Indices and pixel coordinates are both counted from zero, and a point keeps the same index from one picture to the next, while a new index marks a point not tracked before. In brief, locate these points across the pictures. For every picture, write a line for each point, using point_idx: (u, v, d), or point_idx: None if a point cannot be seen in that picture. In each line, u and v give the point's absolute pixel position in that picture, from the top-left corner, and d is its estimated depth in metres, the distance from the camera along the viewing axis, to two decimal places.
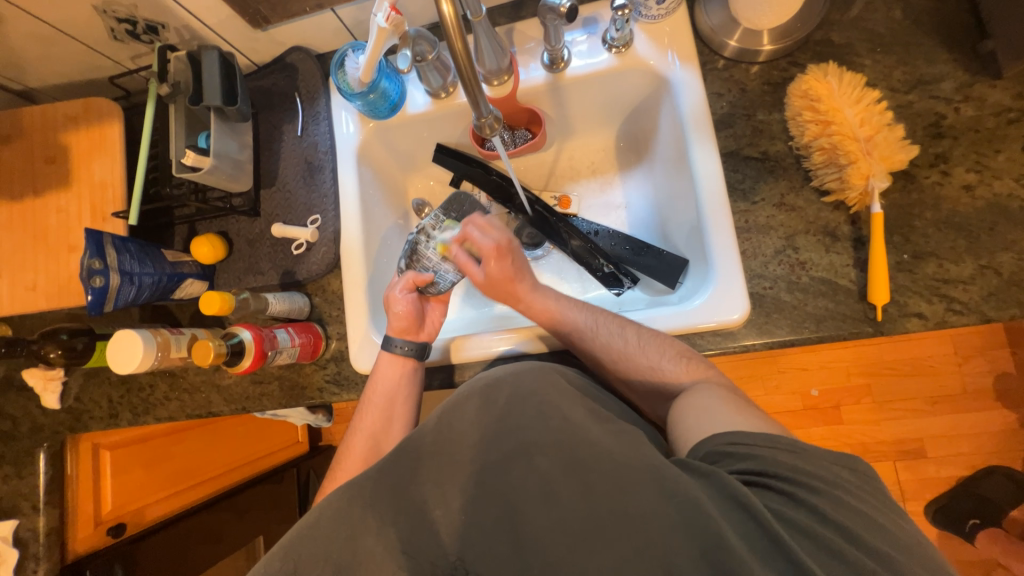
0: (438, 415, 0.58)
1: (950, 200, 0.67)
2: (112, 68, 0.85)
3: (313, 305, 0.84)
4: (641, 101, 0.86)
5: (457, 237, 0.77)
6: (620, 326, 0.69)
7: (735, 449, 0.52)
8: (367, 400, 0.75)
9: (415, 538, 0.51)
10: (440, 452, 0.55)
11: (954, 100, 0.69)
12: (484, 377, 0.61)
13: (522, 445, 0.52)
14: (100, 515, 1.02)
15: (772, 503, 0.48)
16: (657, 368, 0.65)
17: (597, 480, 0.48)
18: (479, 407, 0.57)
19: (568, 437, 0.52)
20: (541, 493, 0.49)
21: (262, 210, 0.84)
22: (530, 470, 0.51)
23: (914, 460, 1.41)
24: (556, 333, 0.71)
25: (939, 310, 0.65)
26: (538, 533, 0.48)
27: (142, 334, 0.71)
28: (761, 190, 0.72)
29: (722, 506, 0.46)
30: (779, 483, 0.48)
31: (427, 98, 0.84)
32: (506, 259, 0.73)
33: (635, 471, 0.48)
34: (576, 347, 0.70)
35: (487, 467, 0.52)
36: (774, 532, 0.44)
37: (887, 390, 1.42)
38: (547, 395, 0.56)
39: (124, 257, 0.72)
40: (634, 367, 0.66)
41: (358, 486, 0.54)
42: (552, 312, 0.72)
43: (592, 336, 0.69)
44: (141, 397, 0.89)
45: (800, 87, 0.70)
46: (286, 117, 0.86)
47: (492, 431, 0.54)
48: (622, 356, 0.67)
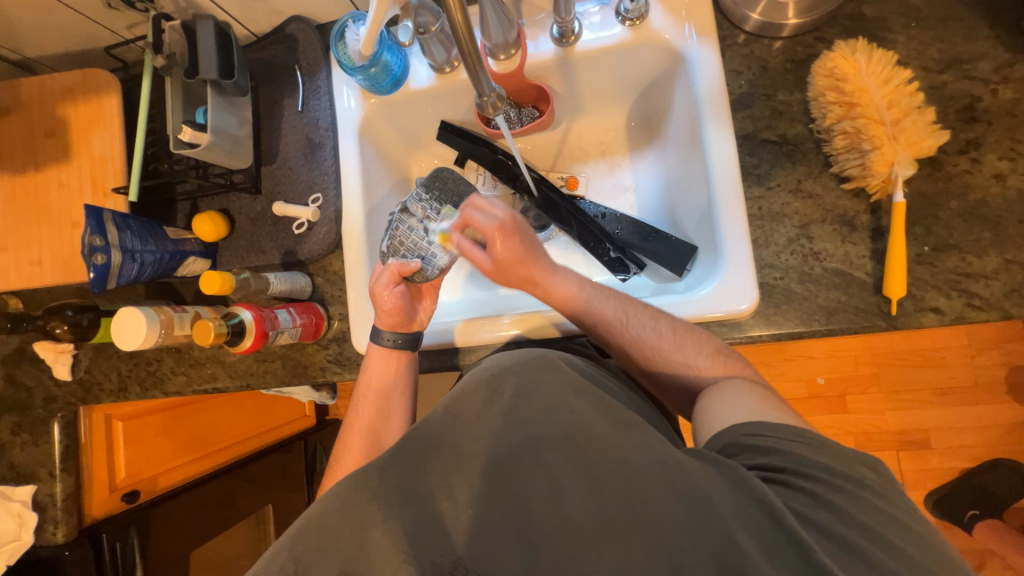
0: (444, 406, 0.57)
1: (978, 189, 0.63)
2: (108, 37, 0.82)
3: (314, 285, 0.83)
4: (655, 79, 0.82)
5: (457, 223, 0.69)
6: (654, 318, 0.65)
7: (756, 441, 0.51)
8: (362, 394, 0.75)
9: (422, 529, 0.49)
10: (446, 445, 0.54)
11: (991, 81, 0.64)
12: (489, 367, 0.60)
13: (529, 440, 0.51)
14: (115, 482, 1.06)
15: (790, 500, 0.47)
16: (690, 365, 0.63)
17: (606, 477, 0.48)
18: (486, 399, 0.56)
19: (578, 433, 0.51)
20: (551, 490, 0.49)
21: (263, 188, 0.83)
22: (538, 464, 0.50)
23: (917, 451, 1.40)
24: (585, 325, 0.68)
25: (958, 306, 0.63)
26: (548, 529, 0.47)
27: (145, 313, 0.71)
28: (777, 175, 0.69)
29: (738, 505, 0.45)
30: (799, 480, 0.48)
31: (430, 72, 0.81)
32: (513, 239, 0.65)
33: (646, 469, 0.48)
34: (605, 337, 0.67)
35: (494, 460, 0.51)
36: (793, 532, 0.44)
37: (895, 380, 1.40)
38: (556, 389, 0.55)
39: (126, 234, 0.72)
40: (667, 365, 0.64)
41: (363, 477, 0.53)
42: (579, 303, 0.67)
43: (625, 330, 0.66)
44: (148, 371, 0.90)
45: (825, 66, 0.66)
46: (286, 91, 0.84)
47: (499, 423, 0.54)
48: (656, 353, 0.64)
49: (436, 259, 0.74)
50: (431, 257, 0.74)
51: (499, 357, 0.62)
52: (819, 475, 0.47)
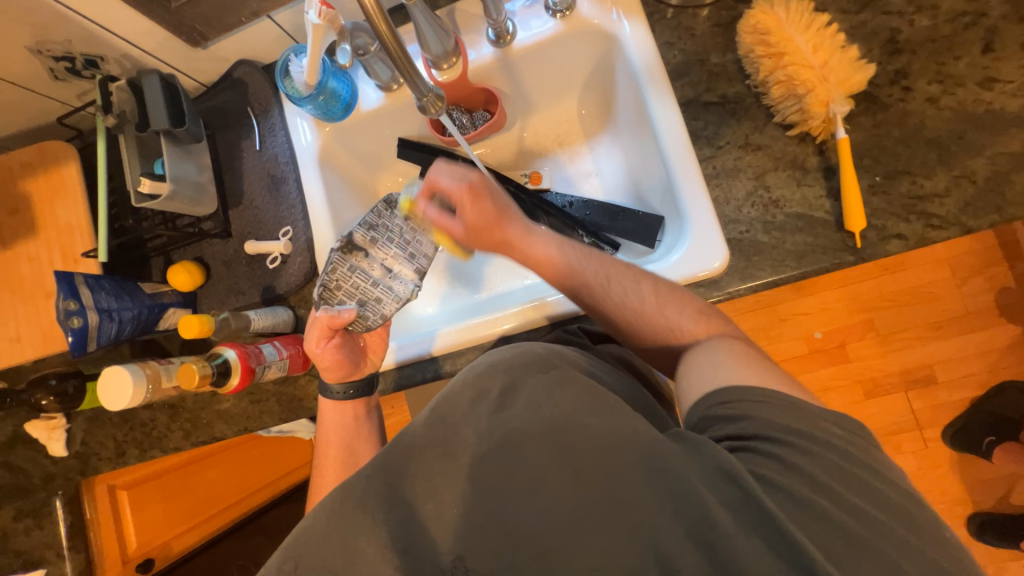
0: (429, 411, 0.55)
1: (916, 115, 0.66)
2: (60, 109, 0.84)
3: (298, 317, 0.83)
4: (595, 65, 0.85)
5: (425, 189, 0.69)
6: (636, 281, 0.64)
7: (723, 409, 0.52)
8: (323, 452, 0.73)
9: (411, 534, 0.48)
10: (432, 445, 0.52)
11: (907, 12, 0.67)
12: (476, 366, 0.59)
13: (508, 438, 0.50)
14: (127, 553, 1.08)
15: (763, 466, 0.47)
16: (672, 327, 0.62)
17: (582, 471, 0.48)
18: (473, 397, 0.54)
19: (556, 429, 0.50)
20: (530, 488, 0.48)
21: (233, 230, 0.84)
22: (519, 466, 0.49)
23: (925, 388, 1.41)
24: (561, 287, 0.67)
25: (919, 228, 0.64)
26: (529, 525, 0.47)
27: (131, 369, 0.71)
28: (725, 134, 0.71)
29: (707, 476, 0.46)
30: (762, 445, 0.48)
31: (379, 93, 0.83)
32: (482, 199, 0.66)
33: (623, 456, 0.47)
34: (587, 300, 0.66)
35: (479, 458, 0.50)
36: (760, 500, 0.44)
37: (890, 321, 1.41)
38: (537, 386, 0.54)
39: (101, 295, 0.72)
40: (648, 326, 0.63)
41: (349, 487, 0.51)
42: (556, 263, 0.66)
43: (605, 292, 0.64)
44: (144, 432, 0.89)
45: (749, 23, 0.69)
46: (242, 133, 0.85)
47: (484, 422, 0.52)
48: (638, 314, 0.63)
49: (378, 306, 0.72)
50: (373, 303, 0.72)
51: (493, 352, 0.61)
52: (797, 431, 0.48)
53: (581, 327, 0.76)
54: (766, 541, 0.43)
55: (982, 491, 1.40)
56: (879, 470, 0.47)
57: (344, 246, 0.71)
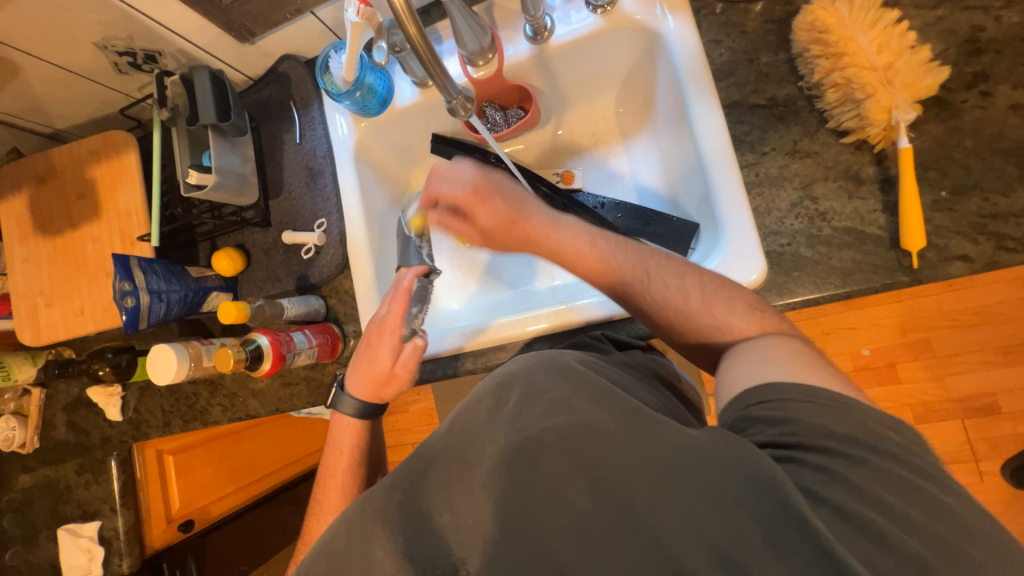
0: (449, 421, 0.55)
1: (994, 123, 0.59)
2: (123, 100, 0.89)
3: (328, 306, 0.86)
4: (635, 63, 0.82)
5: (427, 202, 0.74)
6: (678, 276, 0.61)
7: (772, 411, 0.48)
8: (327, 470, 0.73)
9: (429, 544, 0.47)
10: (452, 457, 0.52)
11: (994, 8, 0.60)
12: (495, 376, 0.58)
13: (526, 443, 0.49)
14: (170, 513, 1.15)
15: (808, 480, 0.44)
16: (720, 324, 0.58)
17: (603, 476, 0.46)
18: (491, 405, 0.54)
19: (578, 430, 0.48)
20: (549, 496, 0.46)
21: (272, 220, 0.88)
22: (538, 473, 0.47)
23: (984, 418, 1.30)
24: (597, 283, 0.65)
25: (988, 251, 0.58)
26: (548, 535, 0.45)
27: (175, 348, 0.76)
28: (771, 139, 0.67)
29: (736, 493, 0.43)
30: (813, 456, 0.45)
31: (414, 88, 0.84)
32: (489, 200, 0.70)
33: (646, 463, 0.45)
34: (626, 298, 0.64)
35: (495, 469, 0.49)
36: (805, 520, 0.41)
37: (949, 343, 1.30)
38: (557, 391, 0.52)
39: (152, 277, 0.77)
40: (694, 325, 0.59)
41: (369, 499, 0.51)
42: (591, 258, 0.65)
43: (647, 284, 0.62)
44: (188, 405, 0.95)
45: (806, 20, 0.63)
46: (284, 126, 0.88)
47: (502, 428, 0.51)
48: (682, 312, 0.59)
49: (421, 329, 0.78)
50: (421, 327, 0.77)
51: (516, 361, 0.60)
52: (841, 446, 0.45)
53: (606, 333, 0.72)
54: (807, 565, 0.40)
55: None
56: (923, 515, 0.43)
57: (428, 279, 0.74)
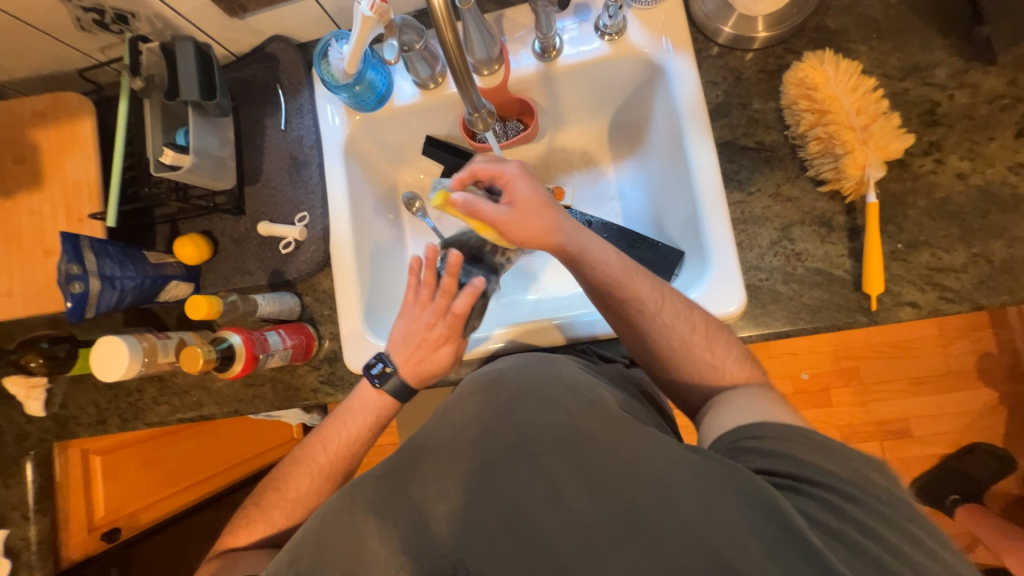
0: (440, 413, 0.56)
1: (943, 188, 0.67)
2: (81, 60, 0.80)
3: (303, 305, 0.82)
4: (633, 91, 0.85)
5: (461, 178, 0.66)
6: (689, 310, 0.63)
7: (757, 442, 0.51)
8: (330, 435, 0.72)
9: (422, 539, 0.47)
10: (441, 448, 0.52)
11: (949, 86, 0.68)
12: (487, 374, 0.60)
13: (524, 441, 0.50)
14: (94, 520, 1.03)
15: (803, 504, 0.46)
16: (716, 364, 0.62)
17: (601, 478, 0.47)
18: (484, 400, 0.55)
19: (570, 431, 0.50)
20: (547, 496, 0.46)
21: (247, 208, 0.82)
22: (535, 470, 0.48)
23: (899, 440, 1.44)
24: (610, 303, 0.65)
25: (932, 299, 0.66)
26: (546, 532, 0.45)
27: (127, 341, 0.68)
28: (757, 180, 0.72)
29: (738, 506, 0.44)
30: (810, 489, 0.47)
31: (414, 89, 0.82)
32: (530, 185, 0.66)
33: (640, 464, 0.47)
34: (634, 322, 0.64)
35: (489, 465, 0.49)
36: (797, 531, 0.42)
37: (874, 372, 1.45)
38: (549, 390, 0.54)
39: (104, 261, 0.70)
40: (693, 359, 0.63)
41: (357, 486, 0.51)
42: (607, 281, 0.65)
43: (653, 313, 0.63)
44: (129, 402, 0.86)
45: (796, 75, 0.69)
46: (268, 110, 0.83)
47: (495, 424, 0.52)
48: (685, 346, 0.63)
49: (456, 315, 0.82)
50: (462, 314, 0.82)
51: (512, 357, 0.63)
52: (833, 482, 0.47)
53: (590, 347, 0.74)
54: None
55: None
56: None
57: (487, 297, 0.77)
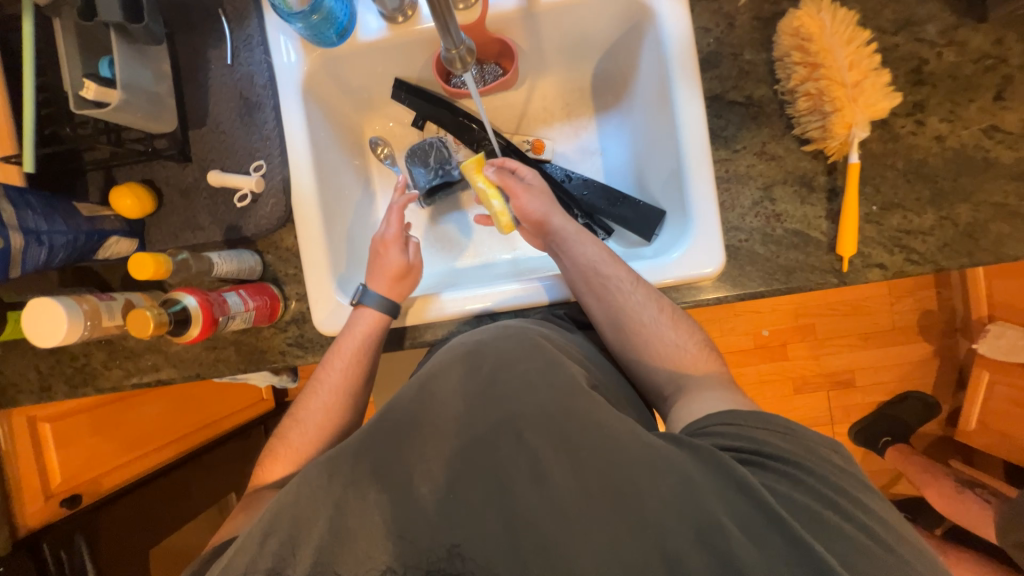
0: (421, 381, 0.54)
1: (920, 150, 0.67)
2: None
3: (265, 263, 0.76)
4: (620, 36, 0.79)
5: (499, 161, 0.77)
6: (656, 296, 0.67)
7: (728, 428, 0.53)
8: (321, 379, 0.70)
9: (405, 515, 0.46)
10: (422, 425, 0.51)
11: (938, 43, 0.67)
12: (465, 344, 0.58)
13: (509, 419, 0.49)
14: (48, 488, 0.99)
15: (767, 481, 0.48)
16: (677, 347, 0.65)
17: (586, 455, 0.47)
18: (465, 373, 0.54)
19: (556, 408, 0.49)
20: (532, 473, 0.47)
21: (193, 155, 0.73)
22: (520, 447, 0.48)
23: (843, 390, 1.56)
24: (586, 284, 0.68)
25: (899, 261, 0.68)
26: (530, 512, 0.45)
27: (64, 304, 0.62)
28: (743, 137, 0.70)
29: (716, 487, 0.46)
30: (775, 463, 0.49)
31: (381, 22, 0.73)
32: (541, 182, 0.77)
33: (626, 442, 0.48)
34: (607, 299, 0.67)
35: (472, 443, 0.49)
36: (775, 513, 0.44)
37: (829, 328, 1.54)
38: (531, 363, 0.53)
39: (26, 213, 0.61)
40: (656, 342, 0.66)
41: (335, 463, 0.49)
42: (589, 265, 0.68)
43: (629, 292, 0.66)
44: (75, 367, 0.80)
45: (790, 24, 0.66)
46: (211, 40, 0.73)
47: (478, 401, 0.51)
48: (649, 328, 0.66)
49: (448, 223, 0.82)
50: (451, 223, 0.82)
51: (482, 328, 0.62)
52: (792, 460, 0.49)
53: (567, 313, 0.75)
54: (783, 554, 0.42)
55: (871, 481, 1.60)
56: None
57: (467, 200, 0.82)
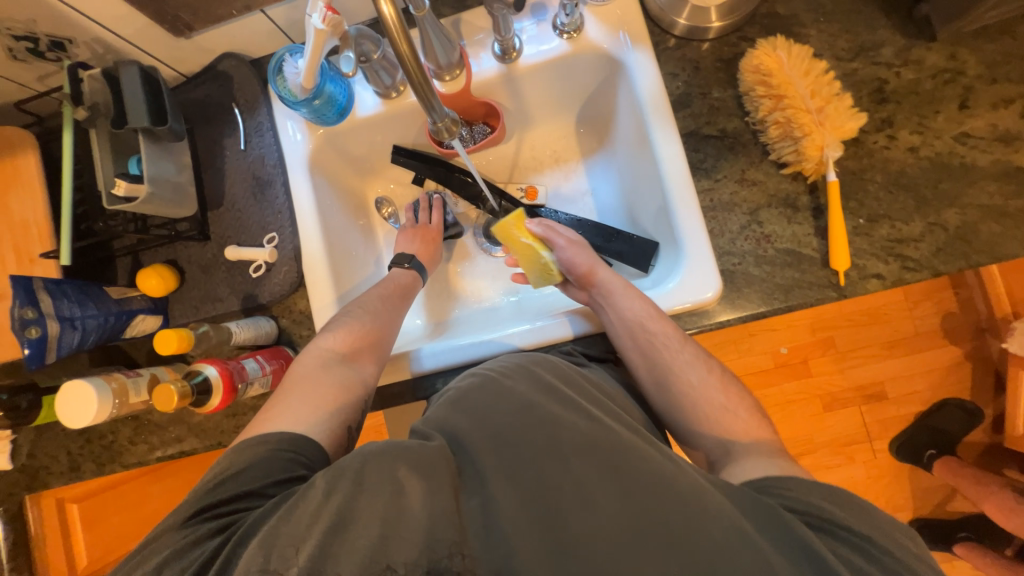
0: (461, 411, 0.55)
1: (897, 162, 0.70)
2: (18, 91, 0.76)
3: (280, 328, 0.79)
4: (597, 87, 0.85)
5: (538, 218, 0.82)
6: (699, 354, 0.66)
7: (787, 492, 0.51)
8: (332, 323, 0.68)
9: (441, 523, 0.44)
10: (465, 449, 0.51)
11: (894, 64, 0.71)
12: (501, 368, 0.60)
13: (556, 444, 0.49)
14: (74, 571, 1.01)
15: (831, 544, 0.46)
16: (726, 408, 0.62)
17: (635, 484, 0.46)
18: (510, 393, 0.55)
19: (603, 440, 0.50)
20: (579, 499, 0.46)
21: (212, 233, 0.79)
22: (567, 472, 0.47)
23: (875, 403, 1.50)
24: (628, 338, 0.68)
25: (895, 270, 0.68)
26: (577, 536, 0.44)
27: (94, 383, 0.65)
28: (723, 167, 0.73)
29: (765, 529, 0.46)
30: (845, 532, 0.47)
31: (377, 99, 0.80)
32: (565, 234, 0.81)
33: (672, 473, 0.48)
34: (650, 352, 0.66)
35: (519, 467, 0.48)
36: (827, 565, 0.43)
37: (849, 340, 1.51)
38: (572, 396, 0.56)
39: (62, 302, 0.66)
40: (702, 404, 0.63)
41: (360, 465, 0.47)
42: (632, 320, 0.68)
43: (676, 350, 0.66)
44: (103, 445, 0.82)
45: (751, 63, 0.71)
46: (226, 130, 0.80)
47: (522, 425, 0.51)
48: (696, 389, 0.64)
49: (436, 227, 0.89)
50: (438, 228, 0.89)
51: (507, 357, 0.65)
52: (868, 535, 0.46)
53: (576, 347, 0.73)
54: None
55: (924, 500, 1.50)
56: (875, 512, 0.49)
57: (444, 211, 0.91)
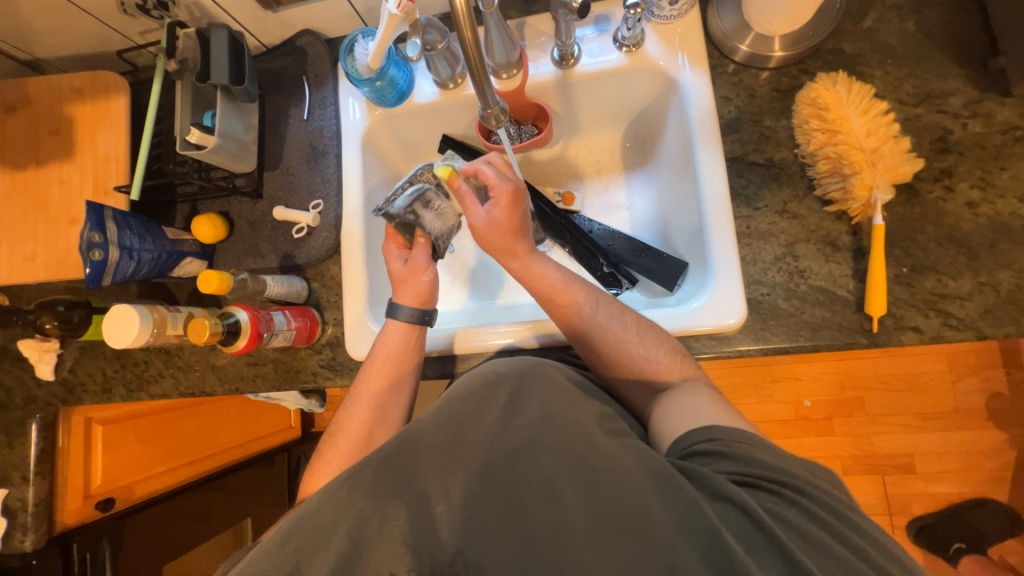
0: (442, 409, 0.58)
1: (952, 216, 0.67)
2: (122, 42, 0.84)
3: (311, 290, 0.83)
4: (648, 103, 0.86)
5: (467, 168, 0.72)
6: (619, 312, 0.70)
7: (715, 444, 0.54)
8: (363, 378, 0.74)
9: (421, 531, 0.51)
10: (441, 446, 0.55)
11: (962, 115, 0.69)
12: (483, 372, 0.60)
13: (526, 445, 0.53)
14: (89, 489, 1.03)
15: (773, 503, 0.50)
16: (648, 359, 0.67)
17: (599, 482, 0.50)
18: (484, 396, 0.57)
19: (569, 439, 0.53)
20: (545, 494, 0.50)
21: (264, 192, 0.84)
22: (533, 467, 0.52)
23: (900, 474, 1.41)
24: (552, 307, 0.72)
25: (935, 325, 0.65)
26: (545, 531, 0.49)
27: (139, 309, 0.71)
28: (764, 196, 0.72)
29: (717, 508, 0.49)
30: (770, 483, 0.51)
31: (435, 88, 0.84)
32: (517, 206, 0.70)
33: (631, 472, 0.50)
34: (571, 321, 0.71)
35: (491, 464, 0.53)
36: (771, 532, 0.46)
37: (880, 404, 1.42)
38: (547, 398, 0.56)
39: (125, 232, 0.72)
40: (628, 355, 0.68)
41: (356, 478, 0.54)
42: (552, 284, 0.72)
43: (592, 313, 0.70)
44: (135, 372, 0.88)
45: (808, 95, 0.70)
46: (293, 100, 0.86)
47: (493, 428, 0.55)
48: (618, 341, 0.69)
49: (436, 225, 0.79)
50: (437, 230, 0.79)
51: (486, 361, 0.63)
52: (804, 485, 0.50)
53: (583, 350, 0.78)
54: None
55: None
56: (875, 563, 0.47)
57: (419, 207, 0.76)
